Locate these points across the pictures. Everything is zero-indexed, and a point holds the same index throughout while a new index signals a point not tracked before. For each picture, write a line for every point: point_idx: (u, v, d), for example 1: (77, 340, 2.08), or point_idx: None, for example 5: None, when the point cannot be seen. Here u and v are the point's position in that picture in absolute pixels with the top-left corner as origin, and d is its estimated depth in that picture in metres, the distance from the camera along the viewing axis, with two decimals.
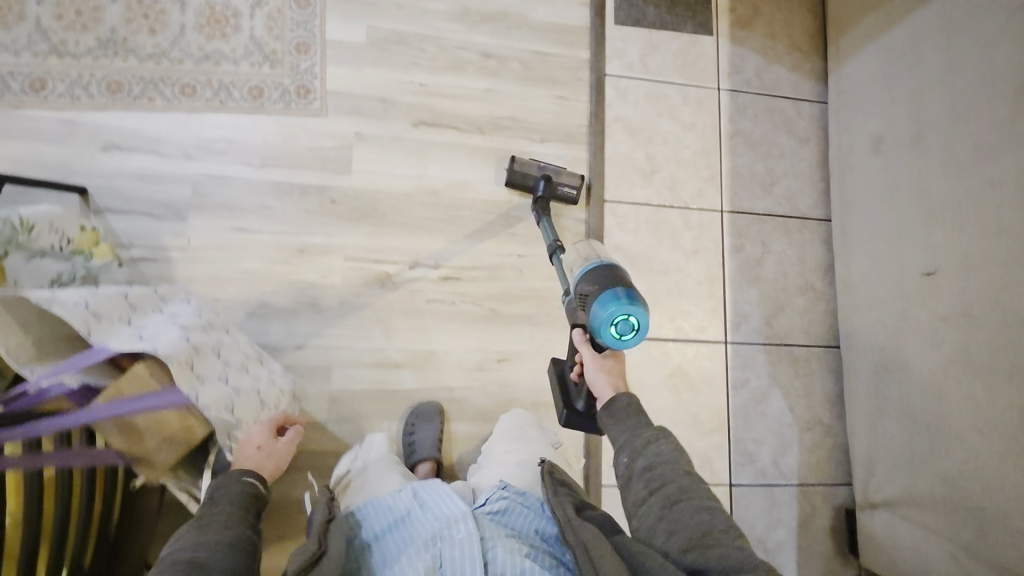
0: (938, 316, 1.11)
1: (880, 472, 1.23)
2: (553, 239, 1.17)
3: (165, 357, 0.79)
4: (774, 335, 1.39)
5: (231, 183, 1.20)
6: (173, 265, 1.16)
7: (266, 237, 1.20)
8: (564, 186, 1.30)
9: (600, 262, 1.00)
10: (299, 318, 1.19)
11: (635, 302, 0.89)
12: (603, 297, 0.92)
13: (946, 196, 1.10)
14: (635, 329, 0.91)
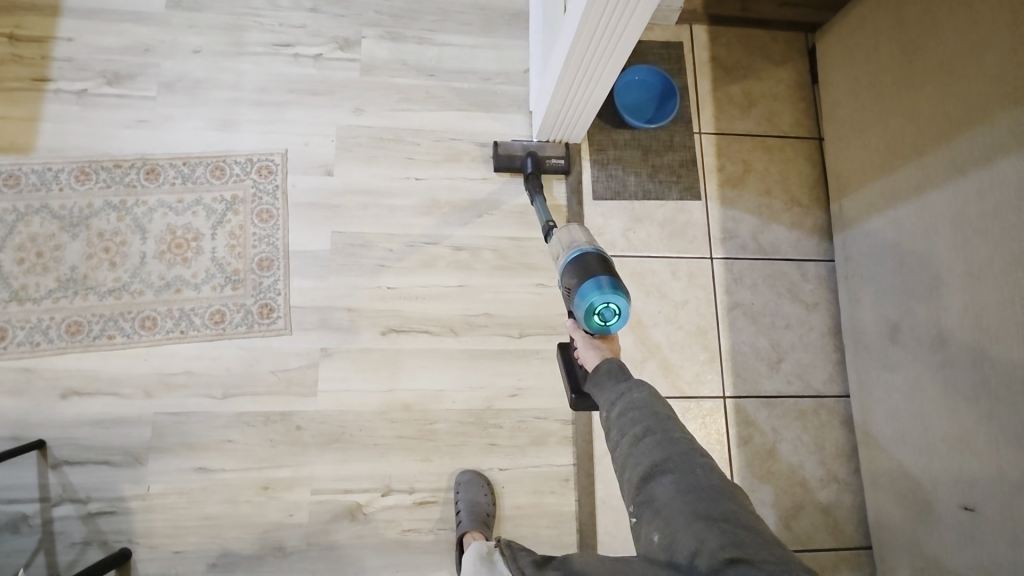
0: (980, 566, 0.95)
1: None
2: (548, 217, 1.15)
3: None
4: (795, 540, 1.23)
5: (191, 418, 1.14)
6: (130, 517, 1.10)
7: (227, 475, 1.13)
8: (552, 158, 1.33)
9: (581, 249, 0.93)
10: (263, 565, 1.10)
11: (614, 291, 0.85)
12: (586, 286, 0.86)
13: (975, 426, 0.96)
14: (619, 313, 0.86)
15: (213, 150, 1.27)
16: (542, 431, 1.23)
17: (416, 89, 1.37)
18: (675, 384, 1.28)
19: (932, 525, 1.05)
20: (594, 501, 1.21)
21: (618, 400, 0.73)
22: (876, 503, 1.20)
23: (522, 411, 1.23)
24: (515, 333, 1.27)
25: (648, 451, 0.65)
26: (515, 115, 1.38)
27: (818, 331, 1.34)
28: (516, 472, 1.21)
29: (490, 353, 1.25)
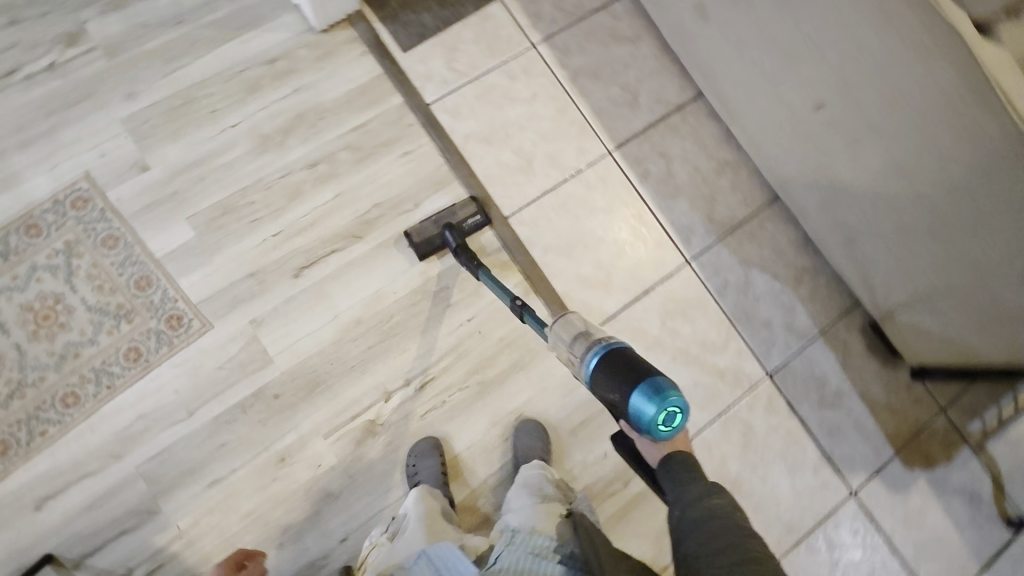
0: (847, 141, 1.11)
1: (879, 283, 1.26)
2: (511, 295, 1.04)
3: None
4: (722, 227, 1.39)
5: (174, 449, 1.12)
6: (181, 559, 1.09)
7: (242, 471, 1.13)
8: (467, 220, 1.28)
9: (600, 351, 0.80)
10: (324, 515, 1.14)
11: (668, 394, 0.72)
12: (634, 402, 0.73)
13: (792, 39, 1.08)
14: (680, 411, 0.74)
15: (16, 213, 1.16)
16: None
17: (175, 44, 1.27)
18: (567, 167, 1.36)
19: (833, 176, 1.19)
20: (558, 295, 1.30)
21: (692, 505, 0.72)
22: (789, 195, 1.35)
23: (459, 265, 1.28)
24: (411, 206, 1.29)
25: (704, 535, 0.69)
26: (285, 17, 1.31)
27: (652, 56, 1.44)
28: (486, 315, 1.27)
29: (402, 236, 1.27)
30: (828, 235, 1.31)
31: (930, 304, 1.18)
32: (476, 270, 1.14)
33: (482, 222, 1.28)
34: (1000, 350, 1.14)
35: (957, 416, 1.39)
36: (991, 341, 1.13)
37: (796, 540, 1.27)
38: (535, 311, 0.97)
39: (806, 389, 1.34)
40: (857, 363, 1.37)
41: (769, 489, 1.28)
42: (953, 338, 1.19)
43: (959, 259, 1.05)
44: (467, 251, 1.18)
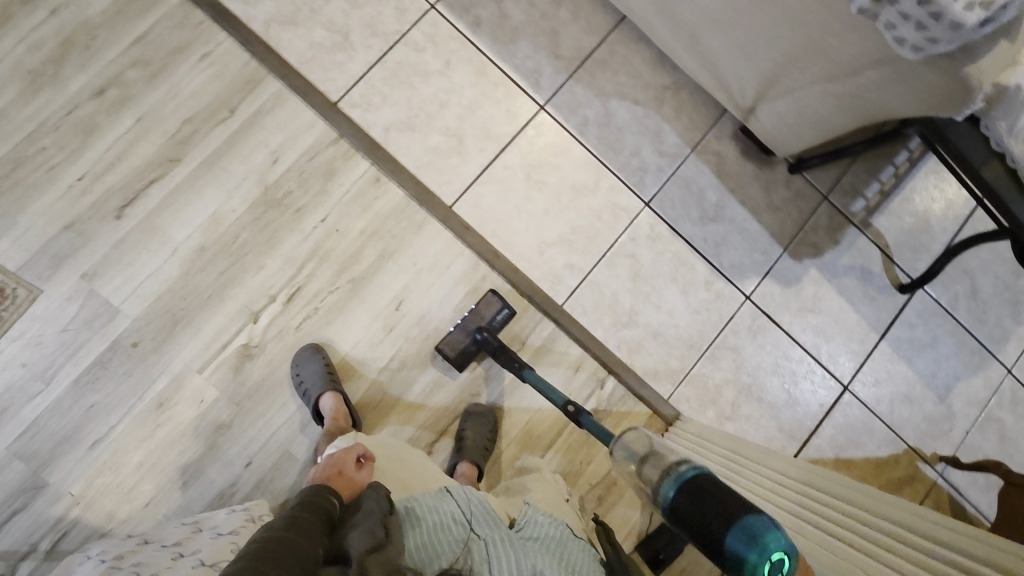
0: None
1: (732, 80, 1.19)
2: (562, 399, 1.00)
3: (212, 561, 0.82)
4: (571, 62, 1.30)
5: (41, 421, 1.06)
6: (84, 524, 1.06)
7: (122, 425, 1.09)
8: (495, 315, 1.18)
9: (677, 480, 0.70)
10: (221, 446, 1.11)
11: (773, 536, 0.62)
12: (731, 546, 0.63)
13: None
14: (788, 555, 0.62)
15: None
16: (326, 165, 1.19)
17: None
18: (388, 32, 1.23)
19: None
20: (411, 173, 1.22)
21: None
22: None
23: (296, 165, 1.18)
24: (226, 112, 1.16)
25: None
26: None
27: None
28: (341, 212, 1.19)
29: (224, 149, 1.16)
30: (676, 32, 1.20)
31: (779, 86, 1.11)
32: (517, 371, 1.07)
33: (511, 314, 1.19)
34: (847, 126, 1.10)
35: (839, 200, 1.39)
36: (838, 119, 1.08)
37: (697, 353, 1.31)
38: (592, 413, 0.94)
39: (686, 209, 1.32)
40: (733, 172, 1.35)
41: (663, 313, 1.30)
42: (817, 121, 1.13)
43: (788, 30, 0.97)
44: (502, 352, 1.10)
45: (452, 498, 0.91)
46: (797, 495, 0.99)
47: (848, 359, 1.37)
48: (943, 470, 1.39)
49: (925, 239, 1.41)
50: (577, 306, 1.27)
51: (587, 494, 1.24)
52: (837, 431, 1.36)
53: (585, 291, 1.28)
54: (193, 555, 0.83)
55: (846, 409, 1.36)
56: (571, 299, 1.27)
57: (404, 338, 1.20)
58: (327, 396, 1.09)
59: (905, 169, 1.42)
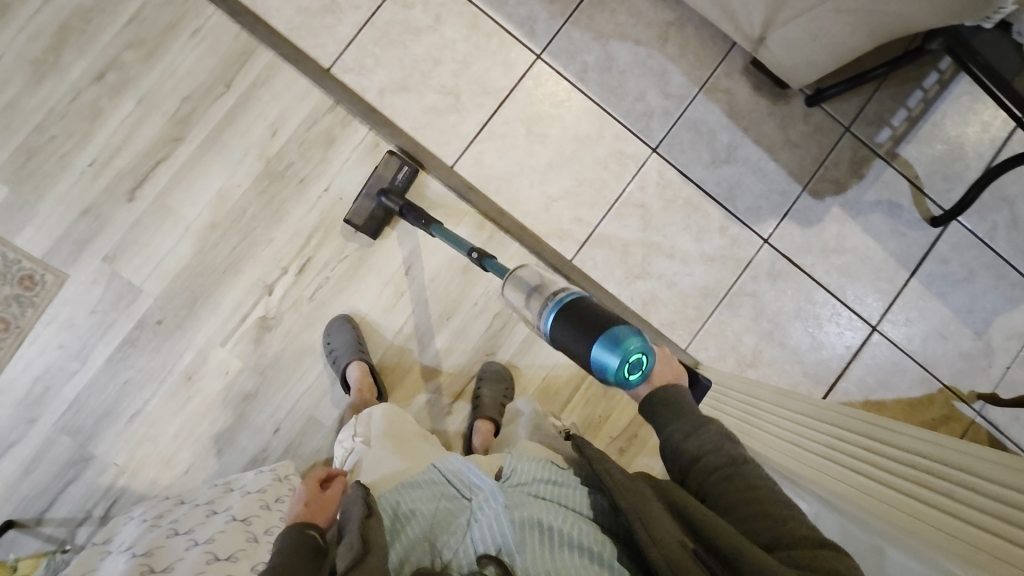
0: None
1: (739, 11, 1.10)
2: (465, 246, 0.96)
3: (242, 515, 0.87)
4: (567, 5, 1.24)
5: (82, 399, 1.13)
6: (131, 492, 1.13)
7: (155, 399, 1.14)
8: (397, 178, 1.16)
9: (556, 306, 0.70)
10: (249, 414, 1.16)
11: (631, 337, 0.64)
12: (595, 356, 0.64)
13: None
14: (647, 355, 0.65)
15: None
16: (324, 133, 1.19)
17: None
18: None
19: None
20: (409, 136, 1.21)
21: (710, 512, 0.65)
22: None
23: (295, 136, 1.18)
24: (223, 87, 1.16)
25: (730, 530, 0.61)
26: None
27: None
28: (343, 180, 1.19)
29: (224, 125, 1.16)
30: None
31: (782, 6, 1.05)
32: (425, 226, 1.05)
33: (411, 172, 1.17)
34: (862, 47, 1.04)
35: (862, 131, 1.31)
36: (850, 42, 1.03)
37: (713, 301, 1.28)
38: (494, 255, 0.90)
39: (697, 152, 1.27)
40: (745, 110, 1.28)
41: (677, 263, 1.27)
42: (833, 43, 1.05)
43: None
44: (410, 209, 1.08)
45: (438, 474, 0.80)
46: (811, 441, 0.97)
47: (876, 299, 1.32)
48: (981, 408, 1.34)
49: (958, 167, 1.32)
50: (587, 260, 1.25)
51: (606, 448, 1.25)
52: (865, 373, 1.32)
53: (594, 244, 1.25)
54: (225, 511, 0.89)
55: (875, 349, 1.32)
56: (580, 253, 1.25)
57: (415, 302, 1.21)
58: (352, 364, 1.12)
59: (935, 91, 1.32)
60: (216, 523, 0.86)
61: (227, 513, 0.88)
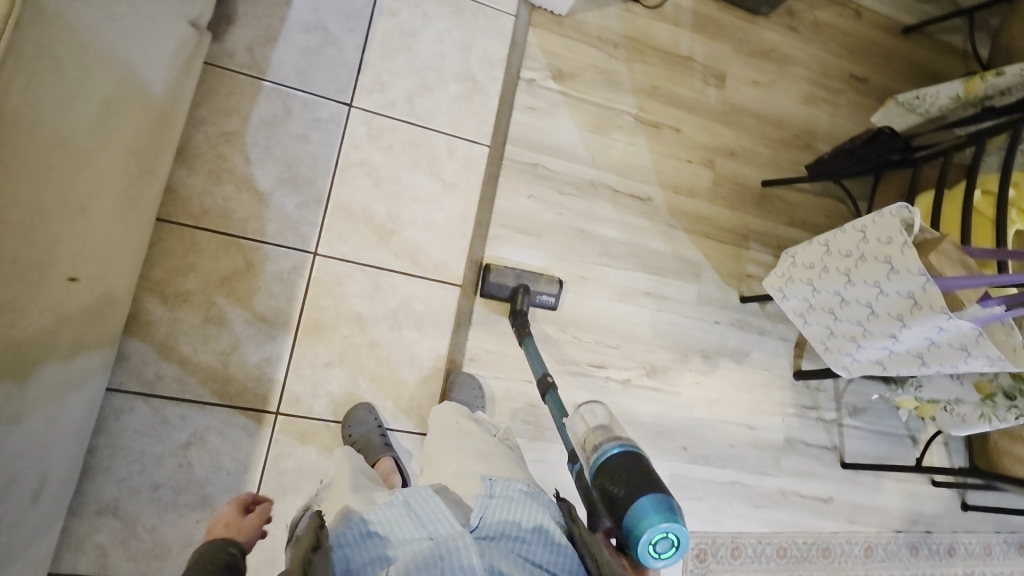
0: (83, 197, 0.80)
1: (185, 69, 1.02)
2: (540, 369, 1.04)
3: (924, 293, 0.92)
4: (244, 246, 1.12)
5: (755, 467, 1.42)
6: (792, 400, 1.47)
7: (734, 418, 1.42)
8: (541, 295, 1.24)
9: (616, 448, 0.69)
10: (712, 347, 1.42)
11: (674, 519, 0.60)
12: (640, 504, 0.62)
13: (24, 356, 0.73)
14: (675, 538, 0.61)
15: None
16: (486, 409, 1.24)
17: None
18: (334, 435, 1.14)
19: (104, 205, 0.86)
20: (450, 336, 1.23)
21: None
22: (132, 257, 0.98)
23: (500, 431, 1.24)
24: None
25: None
26: None
27: (112, 474, 1.04)
28: (516, 370, 1.27)
29: None
30: (147, 177, 0.97)
31: (154, 52, 0.91)
32: (524, 331, 1.15)
33: (551, 305, 1.26)
34: None
35: None
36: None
37: (463, 0, 1.30)
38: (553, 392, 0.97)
39: (333, 60, 1.20)
40: (259, 26, 1.17)
41: (446, 45, 1.28)
42: None
43: (75, 48, 0.72)
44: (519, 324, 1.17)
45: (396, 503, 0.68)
46: None
47: None
48: None
49: None
50: (478, 132, 1.29)
51: (617, 59, 1.42)
52: None
53: (461, 131, 1.27)
54: (848, 309, 1.05)
55: None
56: (476, 141, 1.28)
57: (581, 266, 1.34)
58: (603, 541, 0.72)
59: None
60: (938, 321, 0.93)
61: (839, 295, 1.05)
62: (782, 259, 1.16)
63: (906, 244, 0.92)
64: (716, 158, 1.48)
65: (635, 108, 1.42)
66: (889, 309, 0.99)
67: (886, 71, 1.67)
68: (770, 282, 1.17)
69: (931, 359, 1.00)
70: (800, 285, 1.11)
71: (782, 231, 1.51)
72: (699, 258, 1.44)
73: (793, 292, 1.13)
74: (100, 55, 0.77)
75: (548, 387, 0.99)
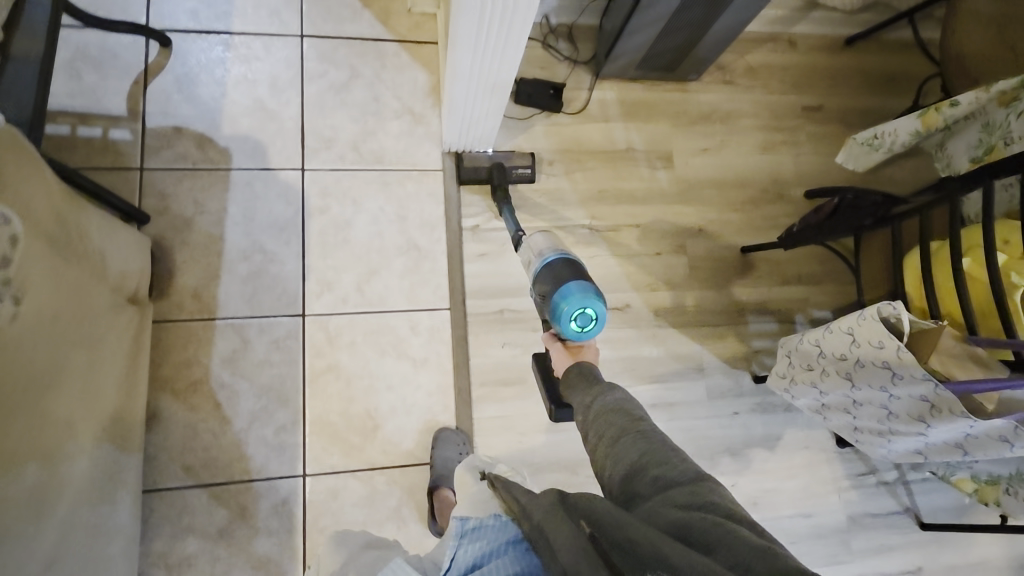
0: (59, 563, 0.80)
1: (132, 352, 1.03)
2: (512, 225, 1.14)
3: (937, 399, 0.83)
4: (233, 492, 1.11)
5: (822, 557, 1.31)
6: (842, 470, 1.35)
7: (783, 509, 1.31)
8: (518, 168, 1.30)
9: (551, 255, 0.94)
10: (738, 440, 1.33)
11: (594, 297, 0.86)
12: (564, 289, 0.87)
13: None
14: (594, 313, 0.86)
15: None
16: None
17: None
18: None
19: (82, 546, 0.86)
20: None
21: None
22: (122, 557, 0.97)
23: None
24: None
25: None
26: None
27: None
28: None
29: None
30: (118, 480, 0.97)
31: (98, 374, 0.93)
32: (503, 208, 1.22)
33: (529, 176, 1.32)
34: (85, 218, 0.92)
35: (132, 155, 1.20)
36: (72, 274, 0.86)
37: (388, 173, 1.30)
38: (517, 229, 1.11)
39: (276, 277, 1.20)
40: (199, 268, 1.18)
41: (382, 223, 1.27)
42: (102, 251, 0.96)
43: (17, 464, 0.72)
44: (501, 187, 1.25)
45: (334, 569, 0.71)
46: (486, 59, 0.99)
47: (274, 47, 1.30)
48: None
49: (103, 56, 1.23)
50: (437, 298, 1.27)
51: (556, 175, 1.38)
52: (342, 18, 1.34)
53: (420, 303, 1.25)
54: (864, 409, 0.96)
55: (318, 24, 1.33)
56: (438, 308, 1.26)
57: None
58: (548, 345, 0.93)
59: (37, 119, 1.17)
60: (962, 423, 0.83)
61: (849, 398, 0.96)
62: (779, 360, 1.08)
63: (900, 349, 0.83)
64: (685, 240, 1.41)
65: (587, 218, 1.38)
66: (907, 412, 0.89)
67: (839, 91, 1.59)
68: (776, 384, 1.09)
69: (973, 454, 0.90)
70: (806, 388, 1.02)
71: (777, 293, 1.42)
72: (698, 350, 1.36)
73: (801, 395, 1.04)
74: (41, 433, 0.78)
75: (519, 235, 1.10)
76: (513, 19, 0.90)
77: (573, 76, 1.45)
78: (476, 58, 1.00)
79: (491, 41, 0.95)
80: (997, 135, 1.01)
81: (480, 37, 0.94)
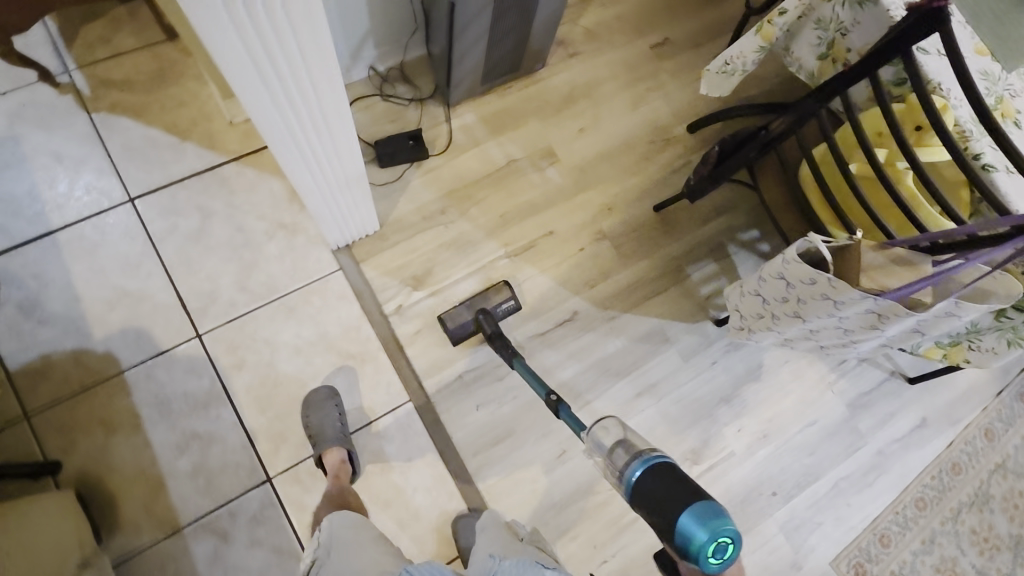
0: None
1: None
2: (543, 389, 0.99)
3: (880, 309, 0.84)
4: None
5: (842, 452, 1.36)
6: (825, 368, 1.41)
7: (792, 428, 1.35)
8: (501, 304, 1.23)
9: (639, 463, 0.72)
10: (728, 387, 1.35)
11: (725, 523, 0.64)
12: (683, 520, 0.65)
13: None
14: (729, 539, 0.65)
15: None
16: None
17: None
18: None
19: None
20: None
21: None
22: None
23: None
24: None
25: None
26: None
27: None
28: (588, 565, 1.19)
29: None
30: None
31: None
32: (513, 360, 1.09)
33: (514, 306, 1.25)
34: None
35: (8, 409, 1.07)
36: None
37: (288, 297, 1.21)
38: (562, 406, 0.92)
39: (224, 456, 1.11)
40: (138, 487, 1.07)
41: (306, 349, 1.19)
42: None
43: None
44: (502, 339, 1.13)
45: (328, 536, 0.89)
46: (333, 175, 0.96)
47: (106, 224, 1.17)
48: (65, 72, 1.22)
49: None
50: (395, 397, 1.21)
51: (453, 219, 1.33)
52: (165, 161, 1.21)
53: (381, 409, 1.19)
54: (823, 332, 0.97)
55: (141, 179, 1.20)
56: (400, 405, 1.20)
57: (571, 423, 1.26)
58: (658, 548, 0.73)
59: None
60: (910, 318, 0.85)
61: (805, 328, 0.97)
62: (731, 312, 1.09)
63: (831, 280, 0.83)
64: (600, 224, 1.40)
65: (501, 247, 1.33)
66: (861, 324, 0.91)
67: (676, 18, 1.58)
68: (738, 334, 1.10)
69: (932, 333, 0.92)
70: (766, 331, 1.04)
71: (703, 235, 1.43)
72: (657, 322, 1.36)
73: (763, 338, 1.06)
74: None
75: (557, 404, 0.94)
76: (335, 133, 0.85)
77: (423, 116, 1.38)
78: (324, 179, 0.96)
79: (328, 160, 0.91)
80: (833, 29, 1.03)
81: (316, 162, 0.90)
